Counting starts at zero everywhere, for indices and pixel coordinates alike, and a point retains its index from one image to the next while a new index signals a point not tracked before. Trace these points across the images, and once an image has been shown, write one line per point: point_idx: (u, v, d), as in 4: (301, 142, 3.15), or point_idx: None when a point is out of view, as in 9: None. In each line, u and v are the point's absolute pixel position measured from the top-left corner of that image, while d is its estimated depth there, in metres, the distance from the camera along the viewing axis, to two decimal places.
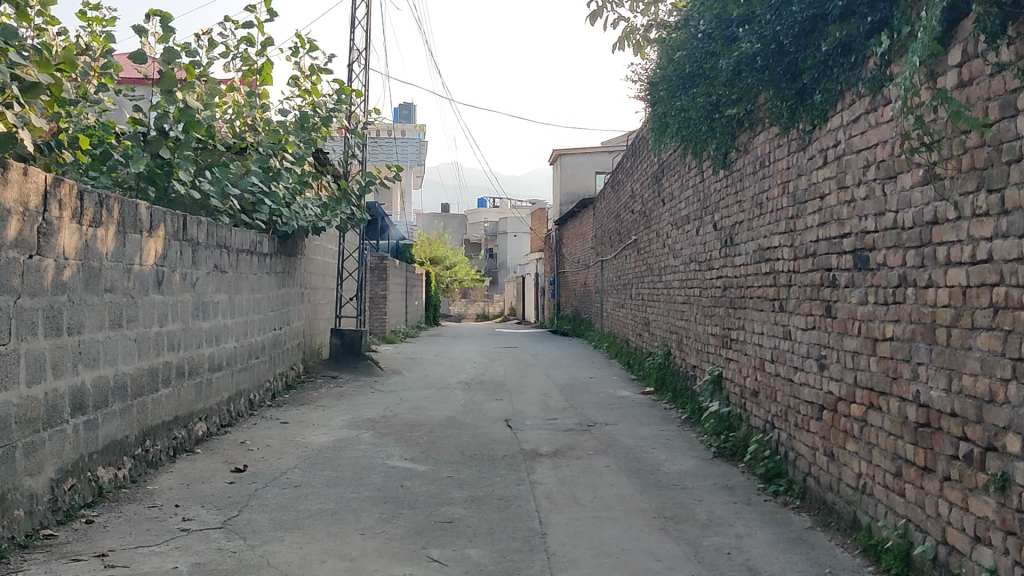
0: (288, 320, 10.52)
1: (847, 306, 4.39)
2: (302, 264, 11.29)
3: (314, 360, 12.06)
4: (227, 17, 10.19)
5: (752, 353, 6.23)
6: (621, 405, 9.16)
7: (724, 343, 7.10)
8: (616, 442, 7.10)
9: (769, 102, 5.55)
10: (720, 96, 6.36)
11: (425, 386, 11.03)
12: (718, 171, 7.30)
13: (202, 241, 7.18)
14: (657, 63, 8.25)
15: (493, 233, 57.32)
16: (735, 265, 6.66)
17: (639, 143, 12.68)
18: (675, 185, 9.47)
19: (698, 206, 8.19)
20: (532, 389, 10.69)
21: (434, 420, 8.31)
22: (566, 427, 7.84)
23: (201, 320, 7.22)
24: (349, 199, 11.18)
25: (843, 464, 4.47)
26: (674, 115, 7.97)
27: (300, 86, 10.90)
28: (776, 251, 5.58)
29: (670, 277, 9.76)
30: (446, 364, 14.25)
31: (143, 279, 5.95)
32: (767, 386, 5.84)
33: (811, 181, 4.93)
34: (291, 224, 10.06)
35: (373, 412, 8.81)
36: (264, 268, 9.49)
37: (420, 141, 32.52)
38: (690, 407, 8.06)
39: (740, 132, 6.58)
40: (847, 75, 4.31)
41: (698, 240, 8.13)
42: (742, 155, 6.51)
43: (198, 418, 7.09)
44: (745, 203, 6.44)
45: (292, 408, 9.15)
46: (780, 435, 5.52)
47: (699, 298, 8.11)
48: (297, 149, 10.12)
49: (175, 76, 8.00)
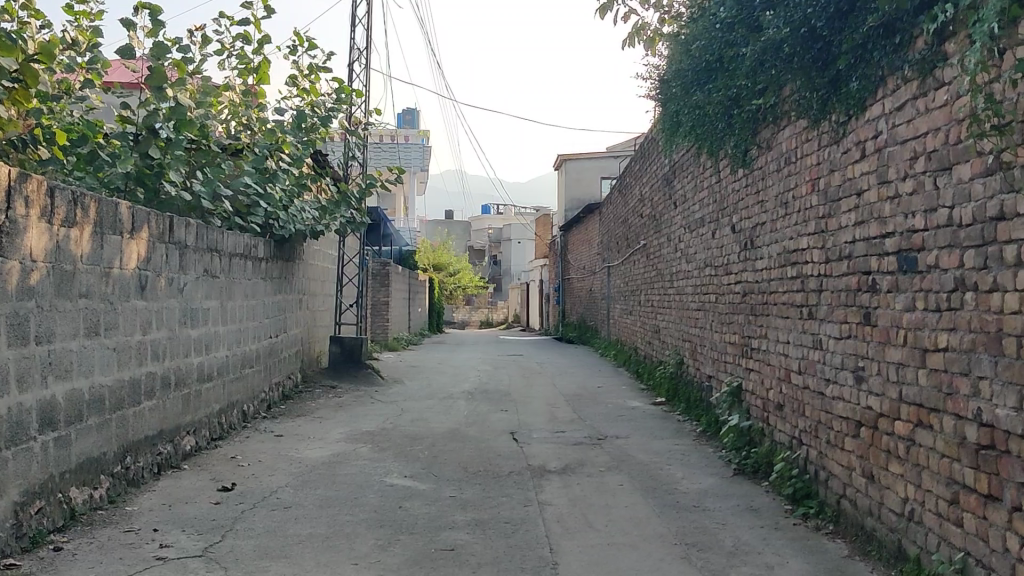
0: (285, 328, 10.12)
1: (890, 313, 3.98)
2: (300, 269, 10.90)
3: (313, 369, 11.66)
4: (222, 14, 9.82)
5: (776, 364, 5.82)
6: (632, 417, 8.74)
7: (744, 352, 6.69)
8: (629, 458, 6.69)
9: (796, 93, 5.15)
10: (742, 88, 5.96)
11: (427, 396, 10.62)
12: (737, 171, 6.90)
13: (191, 245, 6.79)
14: (671, 59, 7.86)
15: (498, 239, 56.94)
16: (757, 269, 6.25)
17: (649, 144, 12.29)
18: (688, 187, 9.06)
19: (714, 208, 7.78)
20: (538, 399, 10.28)
21: (435, 433, 7.90)
22: (575, 441, 7.42)
23: (189, 328, 6.83)
24: (349, 203, 10.77)
25: (885, 487, 4.05)
26: (689, 110, 7.57)
27: (298, 85, 10.53)
28: (805, 253, 5.17)
29: (682, 283, 9.35)
30: (449, 372, 13.85)
31: (124, 284, 5.56)
32: (793, 399, 5.43)
33: (846, 176, 4.53)
34: (288, 228, 9.65)
35: (372, 424, 8.41)
36: (259, 274, 9.10)
37: (423, 146, 32.21)
38: (706, 420, 7.65)
39: (762, 128, 6.18)
40: (891, 58, 3.92)
41: (715, 244, 7.72)
42: (763, 153, 6.11)
43: (186, 432, 6.69)
44: (767, 202, 6.03)
45: (287, 420, 8.74)
46: (809, 453, 5.10)
47: (715, 305, 7.70)
48: (293, 149, 9.73)
49: (166, 72, 7.66)
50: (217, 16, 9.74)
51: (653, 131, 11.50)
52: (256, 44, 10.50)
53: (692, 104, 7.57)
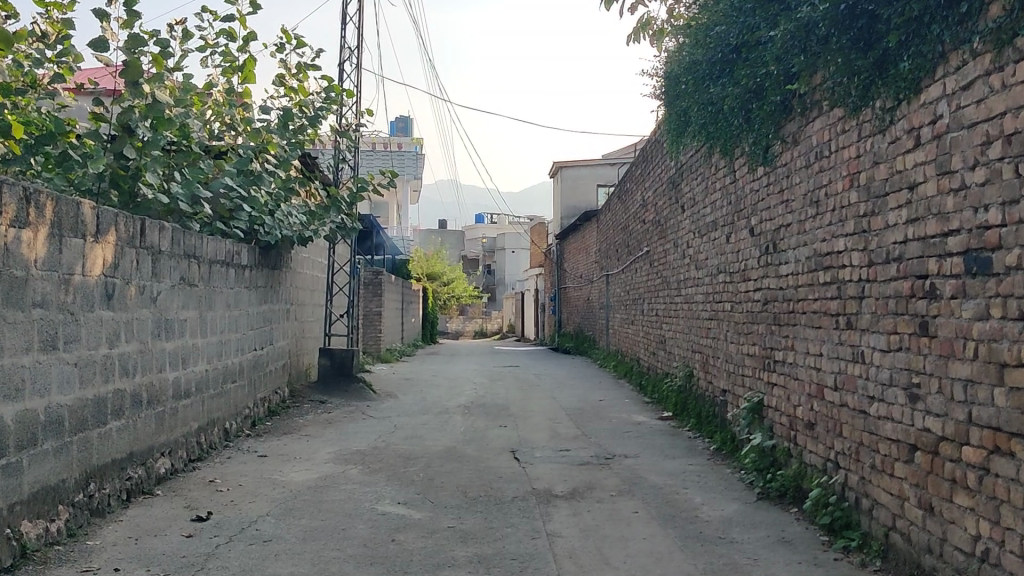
0: (270, 340, 9.58)
1: (956, 322, 3.47)
2: (288, 277, 10.36)
3: (301, 383, 11.12)
4: (205, 8, 9.31)
5: (805, 378, 5.30)
6: (640, 433, 8.21)
7: (765, 366, 6.17)
8: (641, 480, 6.16)
9: (832, 79, 4.65)
10: (766, 77, 5.46)
11: (421, 411, 10.08)
12: (756, 169, 6.40)
13: (166, 249, 6.27)
14: (683, 52, 7.37)
15: (492, 249, 56.44)
16: (781, 274, 5.75)
17: (652, 146, 11.81)
18: (698, 189, 8.56)
19: (728, 211, 7.27)
20: (538, 413, 9.75)
21: (431, 452, 7.37)
22: (581, 460, 6.90)
23: (164, 340, 6.29)
24: (340, 207, 10.24)
25: (950, 522, 3.53)
26: (705, 105, 7.08)
27: (285, 84, 10.02)
28: (841, 257, 4.67)
29: (691, 291, 8.84)
30: (444, 385, 13.31)
31: (86, 292, 5.02)
32: (828, 417, 4.92)
33: (895, 169, 4.03)
34: (273, 233, 9.09)
35: (362, 443, 7.86)
36: (243, 282, 8.56)
37: (416, 154, 31.73)
38: (722, 438, 7.14)
39: (785, 120, 5.68)
40: (955, 31, 3.44)
41: (730, 249, 7.21)
42: (788, 148, 5.61)
43: (160, 453, 6.14)
44: (793, 202, 5.53)
45: (272, 438, 8.20)
46: (849, 479, 4.58)
47: (730, 313, 7.19)
48: (279, 150, 9.21)
49: (144, 67, 7.08)
50: (199, 10, 9.23)
51: (658, 133, 11.03)
52: (241, 42, 9.99)
53: (707, 98, 7.07)
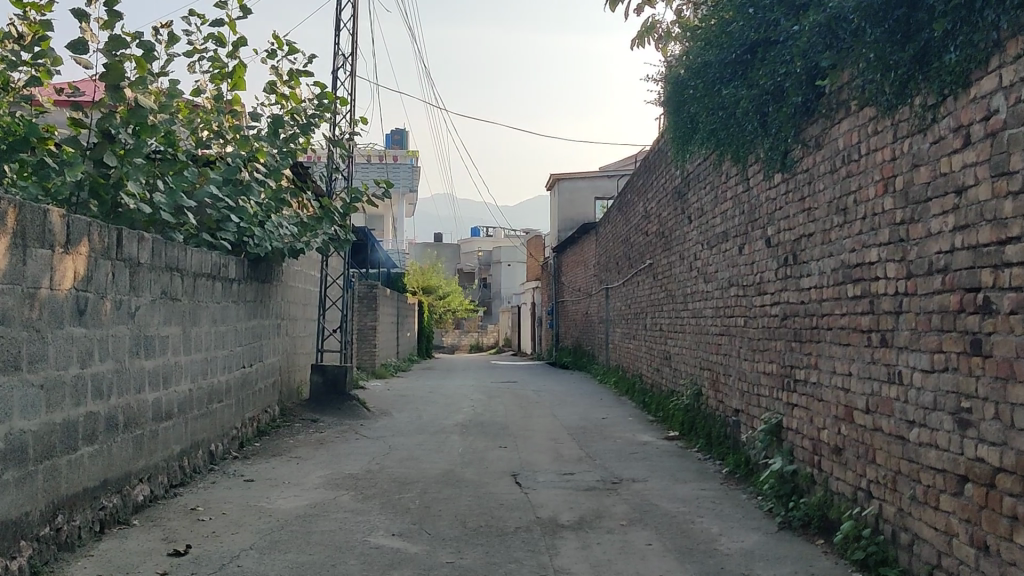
0: (260, 356, 9.18)
1: (1016, 340, 3.10)
2: (278, 291, 9.97)
3: (292, 401, 10.71)
4: (192, 12, 8.97)
5: (831, 399, 4.93)
6: (647, 455, 7.82)
7: (784, 384, 5.80)
8: (652, 507, 5.76)
9: (865, 74, 4.29)
10: (788, 75, 5.10)
11: (418, 431, 9.68)
12: (772, 176, 6.05)
13: (145, 262, 5.88)
14: (693, 54, 7.04)
15: (488, 262, 56.09)
16: (802, 287, 5.38)
17: (656, 156, 11.46)
18: (706, 199, 8.21)
19: (741, 221, 6.91)
20: (539, 433, 9.35)
21: (428, 476, 6.97)
22: (587, 485, 6.50)
23: (143, 359, 5.90)
24: (332, 219, 9.85)
25: (1010, 564, 3.15)
26: (718, 109, 6.73)
27: (276, 91, 9.65)
28: (874, 268, 4.30)
29: (699, 306, 8.47)
30: (441, 402, 12.90)
31: (55, 308, 4.63)
32: (858, 441, 4.54)
33: (939, 171, 3.67)
34: (264, 245, 8.67)
35: (355, 465, 7.46)
36: (231, 296, 8.17)
37: (412, 167, 31.41)
38: (736, 461, 6.75)
39: (806, 123, 5.33)
40: (1014, 15, 3.08)
41: (742, 261, 6.85)
42: (809, 153, 5.24)
43: (138, 479, 5.74)
44: (815, 209, 5.17)
45: (261, 460, 7.79)
46: (885, 510, 4.20)
47: (743, 328, 6.82)
48: (270, 158, 8.83)
49: (124, 70, 6.80)
50: (187, 14, 8.90)
51: (662, 142, 10.68)
52: (231, 47, 9.64)
53: (719, 103, 6.73)
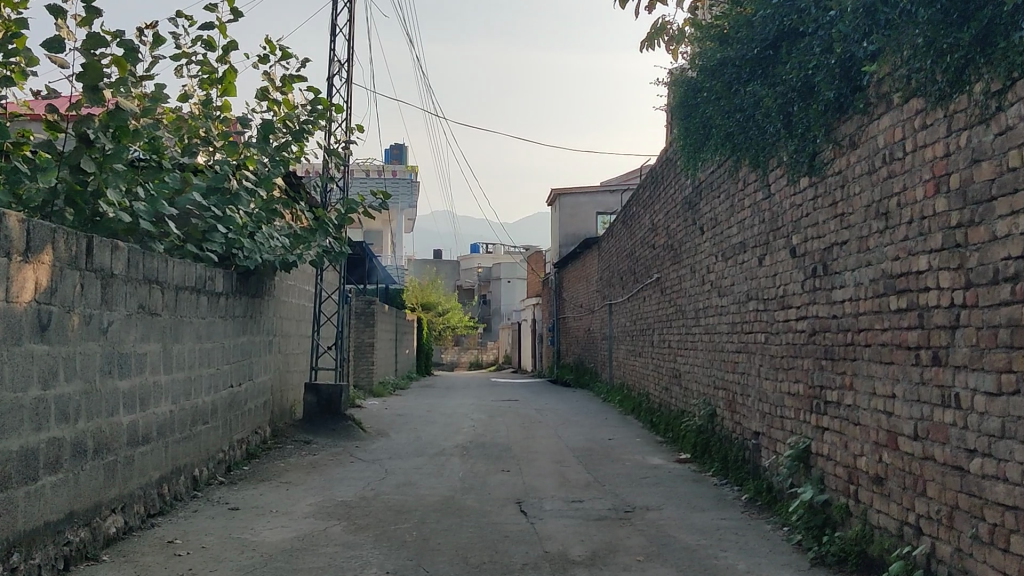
0: (249, 375, 8.72)
1: None
2: (270, 306, 9.51)
3: (284, 421, 10.23)
4: (180, 14, 8.56)
5: (870, 423, 4.47)
6: (659, 480, 7.34)
7: (812, 406, 5.33)
8: (671, 540, 5.29)
9: (913, 61, 3.85)
10: (821, 69, 4.66)
11: (415, 453, 9.20)
12: (797, 181, 5.61)
13: (120, 272, 5.44)
14: (707, 54, 6.62)
15: (487, 278, 55.67)
16: (834, 300, 4.93)
17: (664, 167, 11.04)
18: (720, 208, 7.78)
19: (761, 230, 6.47)
20: (544, 456, 8.87)
21: (426, 504, 6.50)
22: (598, 515, 6.02)
23: (117, 378, 5.44)
24: (326, 231, 9.37)
25: None
26: (739, 110, 6.29)
27: (268, 97, 9.22)
28: (924, 277, 3.86)
29: (714, 321, 8.01)
30: (440, 422, 12.42)
31: (12, 322, 4.18)
32: (905, 471, 4.08)
33: (1007, 166, 3.23)
34: (254, 258, 8.18)
35: (349, 492, 6.99)
36: (218, 311, 7.70)
37: (411, 181, 30.99)
38: (757, 488, 6.27)
39: (837, 123, 4.89)
40: None
41: (763, 273, 6.41)
42: (842, 153, 4.80)
43: (110, 510, 5.27)
44: (849, 215, 4.73)
45: (248, 486, 7.31)
46: (940, 550, 3.73)
47: (764, 344, 6.37)
48: (260, 166, 8.38)
49: (103, 70, 6.37)
50: (174, 16, 8.49)
51: (671, 151, 10.26)
52: (221, 52, 9.22)
53: (737, 105, 6.31)
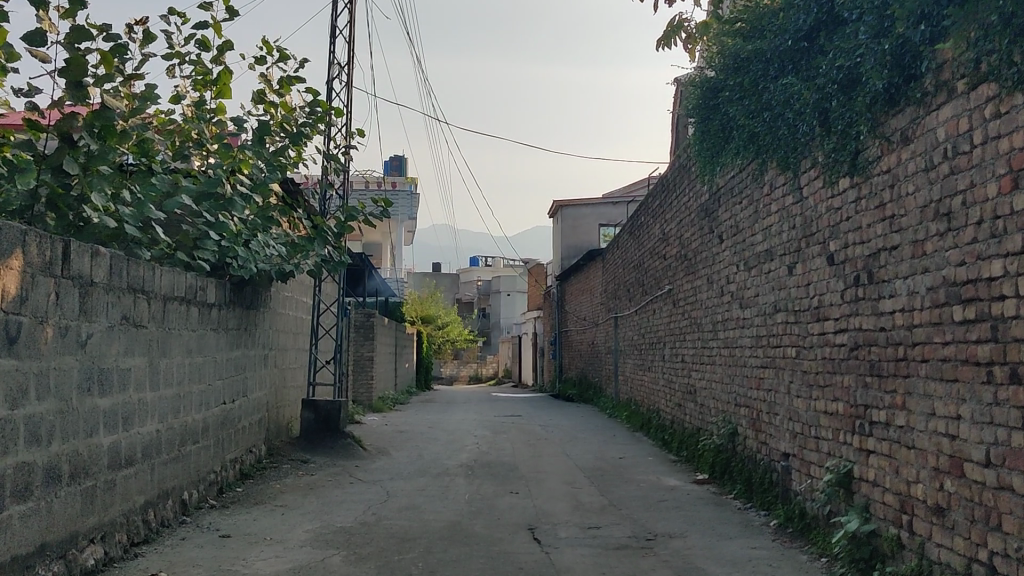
0: (243, 391, 8.26)
1: None
2: (266, 318, 9.06)
3: (280, 439, 9.78)
4: (173, 11, 8.16)
5: (929, 446, 4.02)
6: (679, 504, 6.88)
7: (855, 427, 4.89)
8: (700, 573, 4.84)
9: (985, 39, 3.43)
10: (873, 57, 4.23)
11: (418, 473, 8.74)
12: (835, 183, 5.17)
13: (101, 280, 4.99)
14: (730, 50, 6.22)
15: (487, 291, 55.27)
16: (883, 310, 4.49)
17: (677, 175, 10.62)
18: (742, 215, 7.35)
19: (791, 237, 6.04)
20: (553, 477, 8.42)
21: (431, 530, 6.05)
22: (618, 543, 5.57)
23: (97, 396, 5.00)
24: (325, 239, 8.90)
25: None
26: (767, 108, 5.86)
27: (264, 99, 8.79)
28: (998, 285, 3.43)
29: (735, 334, 7.57)
30: (443, 439, 11.96)
31: None
32: (973, 502, 3.64)
33: None
34: (248, 267, 7.71)
35: (348, 517, 6.52)
36: (211, 323, 7.25)
37: (412, 192, 30.55)
38: (789, 513, 5.82)
39: (886, 119, 4.46)
40: None
41: (793, 283, 5.98)
42: (893, 149, 4.37)
43: (88, 540, 4.82)
44: (901, 217, 4.29)
45: (241, 510, 6.85)
46: None
47: (795, 358, 5.93)
48: (255, 170, 7.94)
49: (88, 64, 5.94)
50: (166, 13, 8.10)
51: (686, 156, 9.84)
52: (216, 53, 8.81)
53: (765, 104, 5.90)
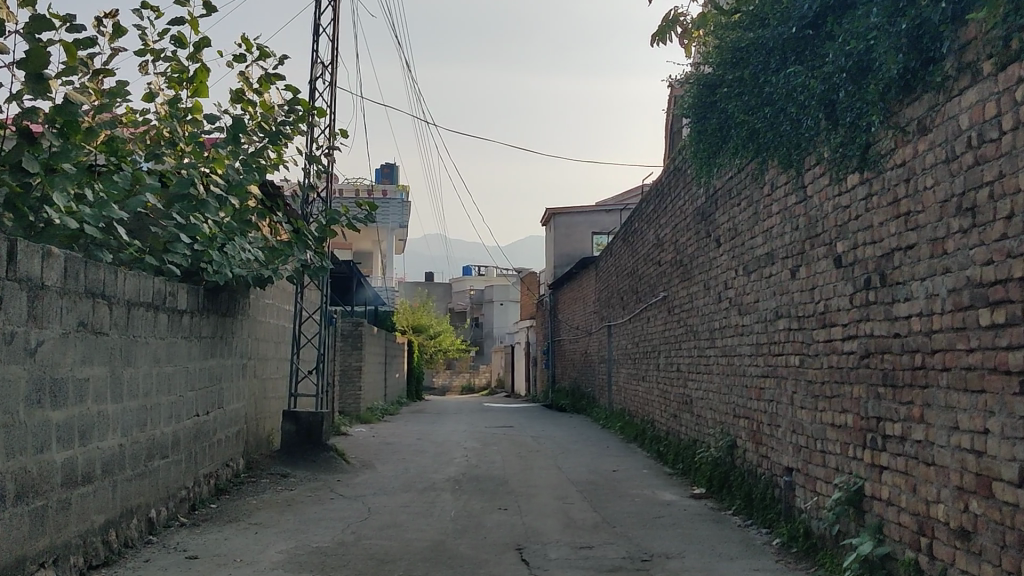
0: (218, 402, 7.89)
1: None
2: (244, 326, 8.69)
3: (259, 453, 9.39)
4: (146, 5, 7.82)
5: (951, 462, 3.68)
6: (676, 520, 6.52)
7: (866, 441, 4.54)
8: None
9: None
10: (889, 42, 3.90)
11: (402, 488, 8.36)
12: (843, 179, 4.84)
13: (54, 283, 4.62)
14: (729, 43, 5.89)
15: (480, 300, 54.95)
16: (898, 314, 4.15)
17: (671, 179, 10.30)
18: (741, 217, 7.02)
19: (794, 239, 5.70)
20: (544, 492, 8.04)
21: (413, 550, 5.68)
22: (612, 565, 5.21)
23: (49, 409, 4.63)
24: (305, 244, 8.53)
25: None
26: (769, 104, 5.52)
27: (242, 98, 8.43)
28: None
29: (734, 342, 7.23)
30: (430, 451, 11.58)
31: None
32: (1004, 525, 3.29)
33: None
34: (224, 272, 7.32)
35: (325, 536, 6.14)
36: (182, 331, 6.88)
37: (402, 201, 30.20)
38: (794, 531, 5.47)
39: (902, 108, 4.13)
40: None
41: (797, 287, 5.64)
42: (909, 141, 4.04)
43: (37, 564, 4.43)
44: (919, 214, 3.95)
45: (212, 528, 6.47)
46: None
47: (799, 367, 5.58)
48: (231, 170, 7.57)
49: (49, 55, 5.56)
50: (138, 7, 7.75)
51: (681, 159, 9.52)
52: (192, 50, 8.47)
53: (765, 99, 5.57)
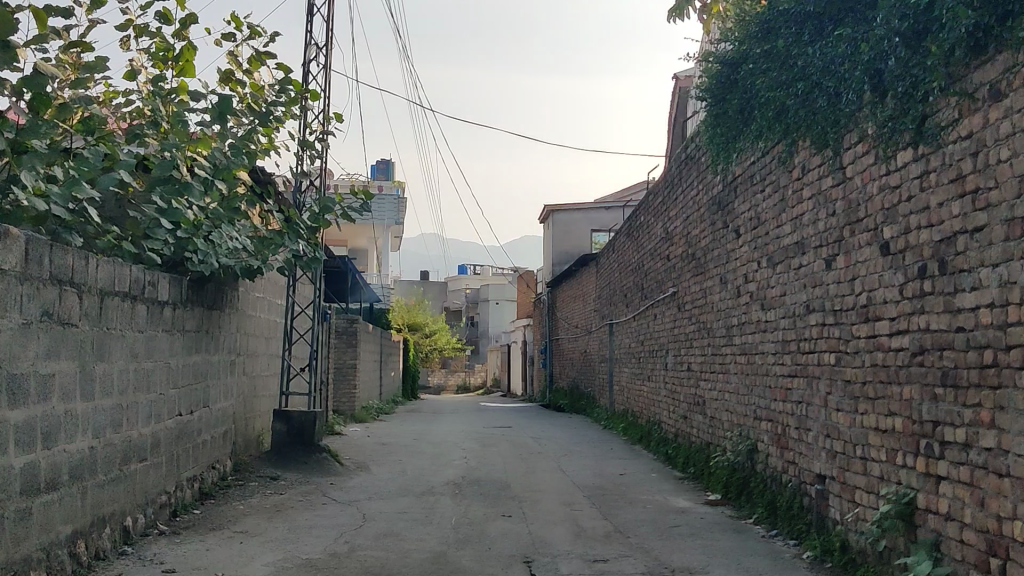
0: (204, 400, 7.39)
1: None
2: (232, 320, 8.21)
3: (247, 453, 8.90)
4: None
5: None
6: (696, 530, 6.05)
7: (920, 448, 4.07)
8: None
9: None
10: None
11: (398, 492, 7.88)
12: (892, 157, 4.36)
13: (13, 268, 4.13)
14: (757, 14, 5.42)
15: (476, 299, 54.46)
16: (963, 306, 3.67)
17: (682, 168, 9.82)
18: (765, 205, 6.54)
19: (830, 225, 5.23)
20: (550, 497, 7.57)
21: (411, 563, 5.20)
22: None
23: (6, 408, 4.14)
24: (297, 234, 8.01)
25: None
26: (801, 79, 5.04)
27: (231, 78, 7.93)
28: None
29: (757, 338, 6.75)
30: (427, 453, 11.09)
31: None
32: None
33: None
34: (209, 262, 6.80)
35: (315, 547, 5.66)
36: (163, 324, 6.39)
37: (398, 198, 29.66)
38: (829, 544, 5.00)
39: (969, 73, 3.65)
40: None
41: (833, 277, 5.16)
42: (978, 110, 3.58)
43: None
44: (992, 192, 3.47)
45: (194, 537, 5.98)
46: None
47: (835, 364, 5.10)
48: (218, 154, 7.06)
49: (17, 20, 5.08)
50: None
51: (694, 147, 9.04)
52: (179, 27, 7.97)
53: (798, 74, 5.10)
